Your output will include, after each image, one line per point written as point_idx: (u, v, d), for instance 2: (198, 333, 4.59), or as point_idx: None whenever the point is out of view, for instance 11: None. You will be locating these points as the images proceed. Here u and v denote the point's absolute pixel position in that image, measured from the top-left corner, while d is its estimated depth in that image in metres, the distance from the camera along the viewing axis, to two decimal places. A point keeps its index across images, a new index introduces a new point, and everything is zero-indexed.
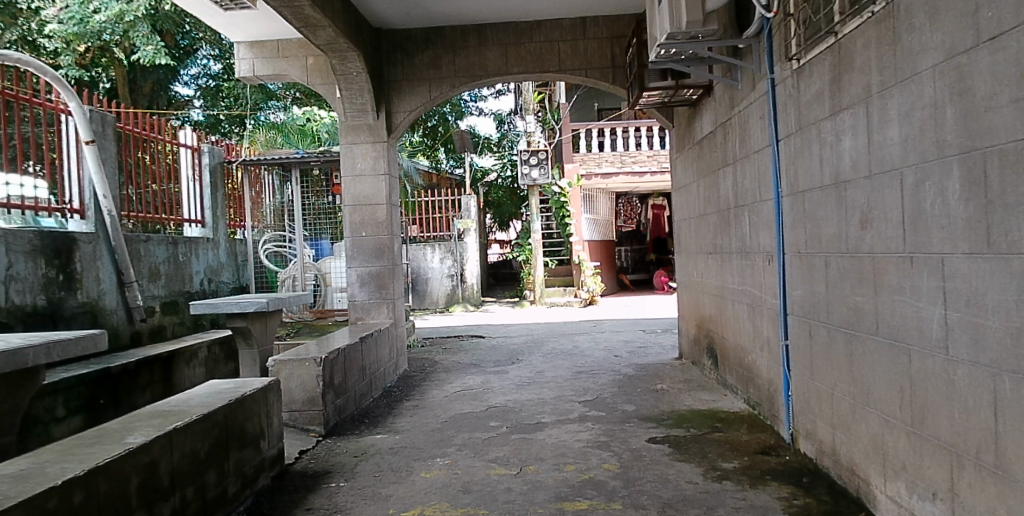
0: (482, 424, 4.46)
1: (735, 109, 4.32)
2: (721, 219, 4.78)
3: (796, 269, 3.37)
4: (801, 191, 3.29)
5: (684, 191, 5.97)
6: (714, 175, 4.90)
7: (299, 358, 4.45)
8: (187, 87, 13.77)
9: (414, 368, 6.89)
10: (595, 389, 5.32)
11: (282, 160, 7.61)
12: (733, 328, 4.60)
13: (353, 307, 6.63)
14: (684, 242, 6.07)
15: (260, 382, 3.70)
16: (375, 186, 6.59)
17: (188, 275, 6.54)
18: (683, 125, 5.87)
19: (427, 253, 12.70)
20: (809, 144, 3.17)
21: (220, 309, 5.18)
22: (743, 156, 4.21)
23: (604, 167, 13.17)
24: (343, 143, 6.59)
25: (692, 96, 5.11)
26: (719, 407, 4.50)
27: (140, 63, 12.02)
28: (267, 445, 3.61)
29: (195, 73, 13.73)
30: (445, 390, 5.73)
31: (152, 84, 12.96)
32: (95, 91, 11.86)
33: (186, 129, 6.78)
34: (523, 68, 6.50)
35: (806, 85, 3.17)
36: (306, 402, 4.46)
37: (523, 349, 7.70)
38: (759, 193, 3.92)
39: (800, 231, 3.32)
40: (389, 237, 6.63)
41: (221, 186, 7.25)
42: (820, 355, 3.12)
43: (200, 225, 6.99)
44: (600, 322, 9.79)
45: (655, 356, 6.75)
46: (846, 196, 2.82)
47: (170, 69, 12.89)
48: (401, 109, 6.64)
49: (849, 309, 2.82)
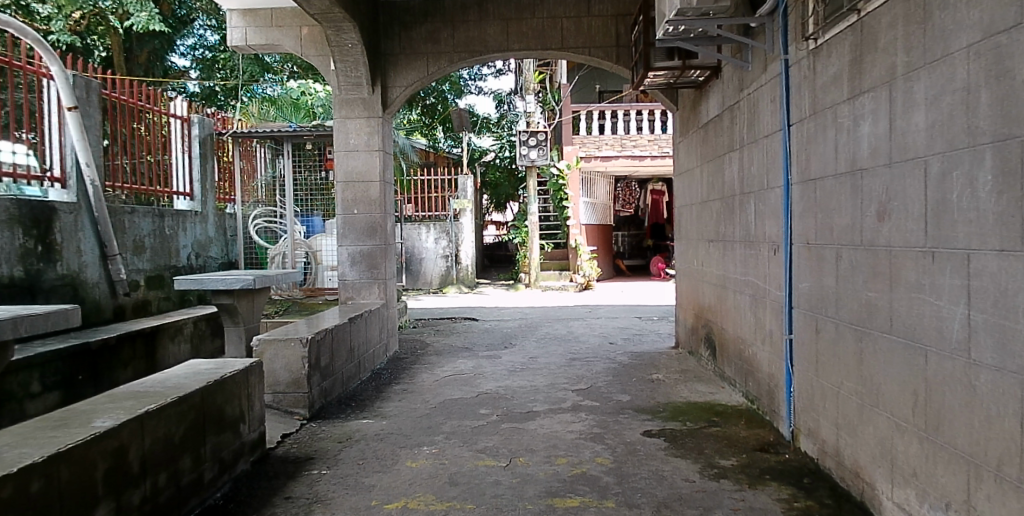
0: (472, 411, 4.33)
1: (744, 92, 4.14)
2: (724, 206, 4.62)
3: (804, 261, 3.23)
4: (812, 179, 3.13)
5: (687, 176, 5.80)
6: (719, 160, 4.73)
7: (284, 339, 4.31)
8: (183, 59, 13.63)
9: (405, 350, 6.75)
10: (589, 377, 5.19)
11: (274, 133, 7.39)
12: (734, 319, 4.46)
13: (343, 286, 6.47)
14: (685, 229, 5.92)
15: (241, 363, 3.55)
16: (369, 163, 6.40)
17: (175, 249, 6.36)
18: (687, 108, 5.69)
19: (421, 232, 12.53)
20: (824, 129, 3.00)
21: (205, 285, 5.02)
22: (750, 142, 4.05)
23: (604, 150, 12.97)
24: (337, 117, 6.39)
25: (698, 78, 4.94)
26: (716, 400, 4.37)
27: (135, 32, 11.81)
28: (248, 429, 3.47)
29: (192, 43, 13.49)
30: (436, 374, 5.59)
31: (148, 54, 12.72)
32: (89, 59, 11.66)
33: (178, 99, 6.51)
34: (524, 45, 6.30)
35: (824, 66, 3.00)
36: (291, 385, 4.32)
37: (517, 333, 7.56)
38: (767, 180, 3.75)
39: (810, 221, 3.17)
40: (382, 216, 6.46)
41: (211, 157, 7.03)
42: (826, 352, 2.99)
43: (189, 198, 6.79)
44: (596, 308, 9.66)
45: (652, 345, 6.63)
46: (862, 186, 2.66)
47: (166, 39, 12.65)
48: (397, 84, 6.43)
49: (861, 304, 2.67)
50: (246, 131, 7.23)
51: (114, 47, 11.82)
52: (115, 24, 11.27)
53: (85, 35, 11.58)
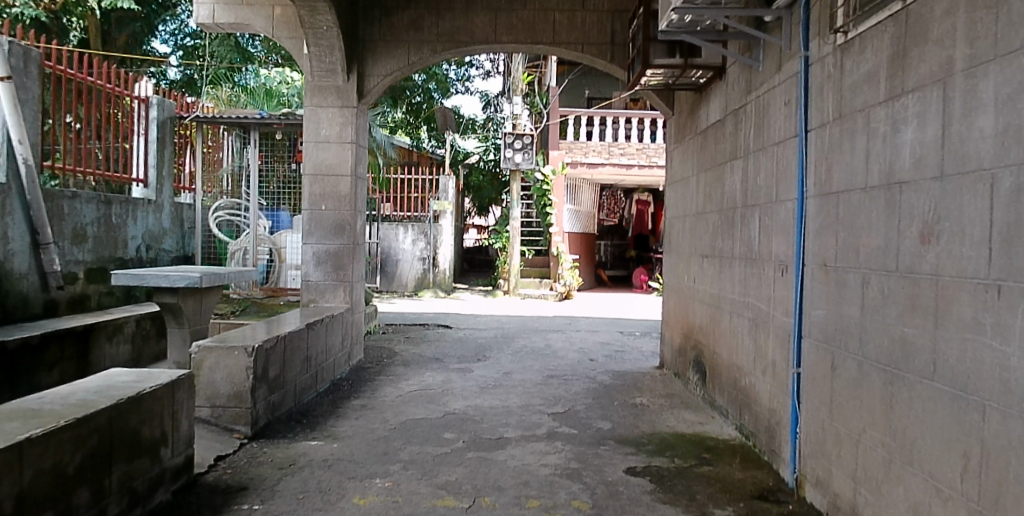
0: (435, 435, 3.87)
1: (752, 94, 3.76)
2: (723, 219, 4.22)
3: (820, 285, 2.84)
4: (834, 192, 2.75)
5: (681, 185, 5.40)
6: (719, 169, 4.35)
7: (228, 347, 3.86)
8: (164, 45, 13.36)
9: (370, 359, 6.27)
10: (567, 399, 4.75)
11: (242, 120, 6.80)
12: (728, 343, 4.06)
13: (306, 287, 5.97)
14: (676, 241, 5.52)
15: (170, 375, 3.06)
16: (340, 155, 5.92)
17: (123, 240, 5.80)
18: (684, 112, 5.31)
19: (398, 233, 12.07)
20: (854, 135, 2.61)
21: (147, 281, 4.50)
22: (757, 149, 3.65)
23: (591, 156, 12.58)
24: (308, 105, 5.91)
25: (699, 79, 4.54)
26: (706, 433, 3.96)
27: (114, 13, 11.47)
28: (170, 453, 2.98)
29: (173, 29, 13.25)
30: (400, 388, 5.13)
31: (126, 37, 12.44)
32: (63, 40, 11.25)
33: (144, 80, 6.27)
34: (512, 38, 5.84)
35: (854, 65, 2.62)
36: (232, 398, 3.84)
37: (492, 345, 7.10)
38: (776, 192, 3.36)
39: (828, 239, 2.78)
40: (351, 214, 5.96)
41: (170, 142, 6.49)
42: (846, 393, 2.60)
43: (143, 185, 6.27)
44: (576, 320, 9.25)
45: (634, 363, 6.21)
46: (899, 202, 2.27)
47: (147, 23, 12.35)
48: (375, 72, 5.95)
49: (893, 341, 2.28)
50: (212, 116, 6.74)
51: (91, 28, 11.46)
52: (91, 5, 10.92)
53: (60, 13, 11.01)
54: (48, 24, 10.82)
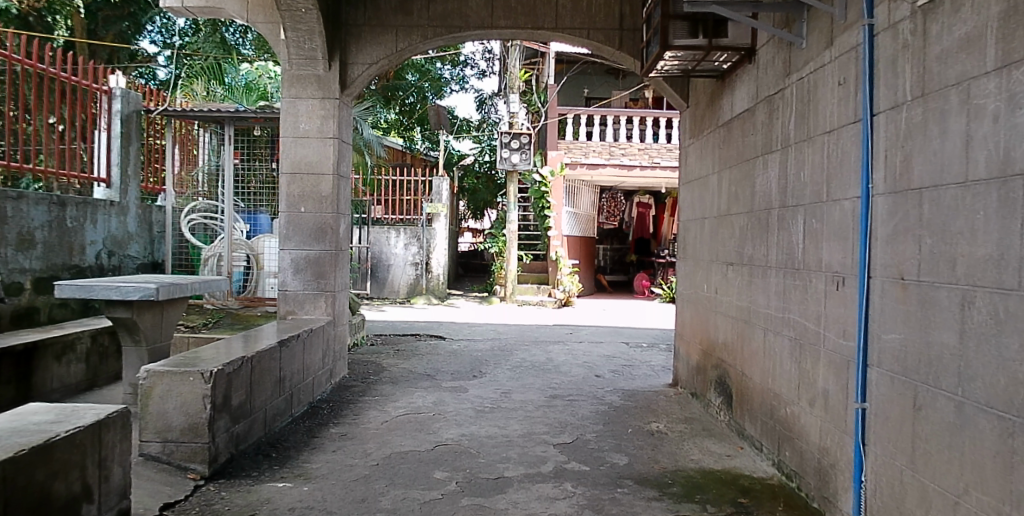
0: (422, 474, 3.32)
1: (792, 76, 3.24)
2: (753, 223, 3.69)
3: (894, 304, 2.32)
4: (913, 188, 2.23)
5: (699, 184, 4.88)
6: (747, 165, 3.83)
7: (182, 372, 3.30)
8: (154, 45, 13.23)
9: (355, 376, 5.71)
10: (575, 425, 4.20)
11: (216, 114, 6.17)
12: (762, 364, 3.53)
13: (284, 298, 5.40)
14: (692, 247, 4.99)
15: (95, 414, 2.49)
16: (321, 152, 5.37)
17: (79, 246, 5.24)
18: (702, 104, 4.79)
19: (390, 237, 11.58)
20: (945, 116, 2.08)
21: (96, 294, 3.91)
22: (801, 141, 3.13)
23: (590, 157, 12.03)
24: (285, 97, 5.37)
25: (722, 64, 4.03)
26: (738, 470, 3.42)
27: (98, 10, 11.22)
28: (96, 510, 2.42)
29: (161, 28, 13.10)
30: (387, 412, 4.57)
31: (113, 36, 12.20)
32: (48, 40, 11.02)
33: (118, 76, 5.89)
34: (511, 22, 5.31)
35: (945, 28, 2.09)
36: (186, 432, 3.28)
37: (488, 359, 6.53)
38: (828, 191, 2.84)
39: (906, 246, 2.26)
40: (333, 217, 5.40)
41: (136, 138, 5.95)
42: (936, 440, 2.07)
43: (105, 185, 5.71)
44: (578, 329, 8.71)
45: (644, 381, 5.66)
46: (1021, 200, 1.76)
47: (136, 22, 12.28)
48: (359, 61, 5.41)
49: (1014, 380, 1.76)
50: (182, 110, 6.10)
51: (77, 27, 11.26)
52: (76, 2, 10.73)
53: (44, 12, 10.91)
54: (30, 22, 10.60)
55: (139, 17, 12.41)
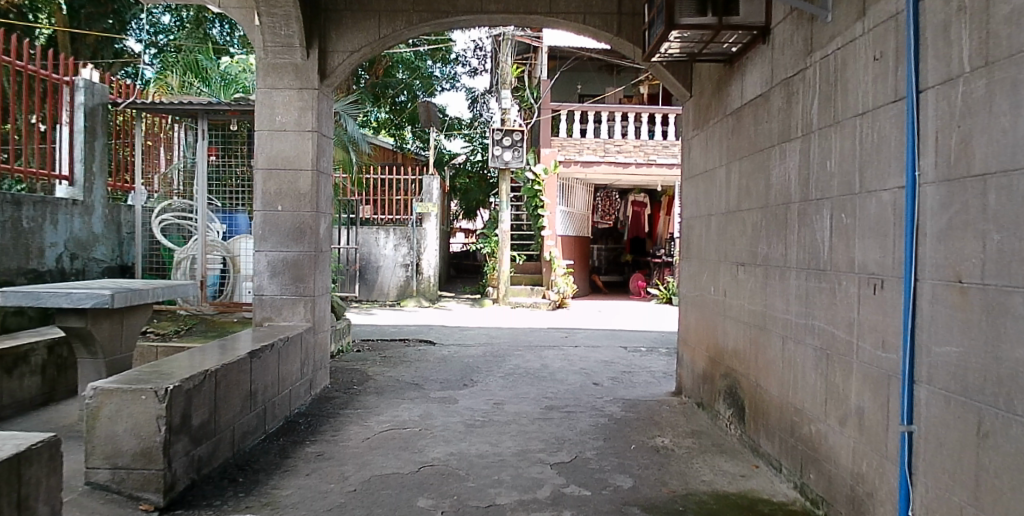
0: (405, 503, 2.96)
1: (815, 55, 2.93)
2: (769, 219, 3.36)
3: (950, 311, 1.99)
4: (975, 175, 1.90)
5: (704, 179, 4.55)
6: (761, 156, 3.50)
7: (132, 390, 2.93)
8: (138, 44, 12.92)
9: (338, 386, 5.34)
10: (574, 441, 3.86)
11: (187, 107, 5.77)
12: (780, 374, 3.20)
13: (259, 303, 5.03)
14: (697, 246, 4.65)
15: (14, 445, 2.12)
16: (299, 146, 4.99)
17: (37, 248, 4.85)
18: (706, 91, 4.47)
19: (379, 237, 11.20)
20: (1017, 87, 1.75)
21: (44, 302, 3.50)
22: (826, 127, 2.80)
23: (585, 154, 11.69)
24: (260, 88, 5.00)
25: (731, 46, 3.71)
26: (755, 493, 3.08)
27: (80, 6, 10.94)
28: None
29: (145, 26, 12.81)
30: (369, 427, 4.21)
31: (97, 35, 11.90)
32: (29, 38, 10.77)
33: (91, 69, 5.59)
34: (501, 7, 4.96)
35: None
36: (137, 458, 2.92)
37: (479, 366, 6.17)
38: (863, 183, 2.51)
39: (965, 243, 1.93)
40: (312, 216, 5.03)
41: (101, 134, 5.56)
42: (1011, 475, 1.74)
43: (67, 183, 5.32)
44: (573, 332, 8.36)
45: (645, 389, 5.31)
46: None
47: (120, 19, 12.00)
48: (339, 48, 5.05)
49: None
50: (151, 103, 5.70)
51: (59, 25, 11.00)
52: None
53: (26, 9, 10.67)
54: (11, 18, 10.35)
55: (122, 15, 12.04)
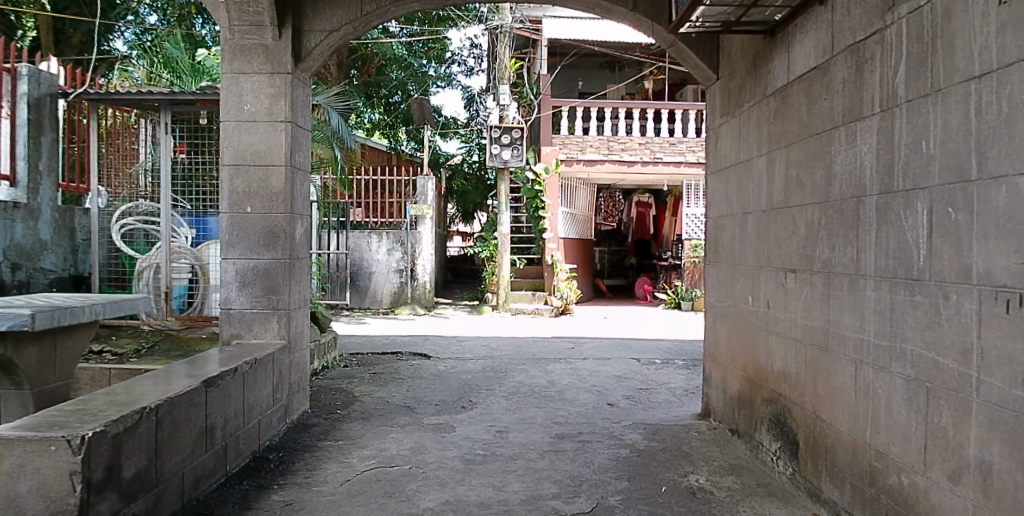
0: None
1: (896, 11, 2.35)
2: (832, 216, 2.76)
3: None
4: None
5: (735, 171, 3.95)
6: (818, 140, 2.89)
7: (39, 439, 2.31)
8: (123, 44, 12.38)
9: (320, 411, 4.72)
10: (593, 483, 3.24)
11: (145, 96, 5.09)
12: (852, 406, 2.59)
13: (227, 318, 4.41)
14: (728, 250, 4.05)
15: None
16: (271, 139, 4.37)
17: None
18: (738, 70, 3.87)
19: (371, 242, 10.59)
20: None
21: None
22: (920, 98, 2.20)
23: (587, 153, 11.08)
24: (226, 72, 4.38)
25: (776, 11, 3.12)
26: None
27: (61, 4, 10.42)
28: None
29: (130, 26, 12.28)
30: (350, 463, 3.60)
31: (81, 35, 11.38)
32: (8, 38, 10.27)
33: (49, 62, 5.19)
34: None
35: None
36: None
37: (479, 384, 5.54)
38: (986, 167, 1.90)
39: None
40: (285, 219, 4.39)
41: (50, 130, 5.05)
42: None
43: (8, 183, 4.77)
44: (581, 342, 7.72)
45: (667, 410, 4.68)
46: None
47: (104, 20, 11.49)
48: (316, 27, 4.44)
49: None
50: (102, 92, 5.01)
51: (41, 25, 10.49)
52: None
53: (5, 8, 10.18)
54: None
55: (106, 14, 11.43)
